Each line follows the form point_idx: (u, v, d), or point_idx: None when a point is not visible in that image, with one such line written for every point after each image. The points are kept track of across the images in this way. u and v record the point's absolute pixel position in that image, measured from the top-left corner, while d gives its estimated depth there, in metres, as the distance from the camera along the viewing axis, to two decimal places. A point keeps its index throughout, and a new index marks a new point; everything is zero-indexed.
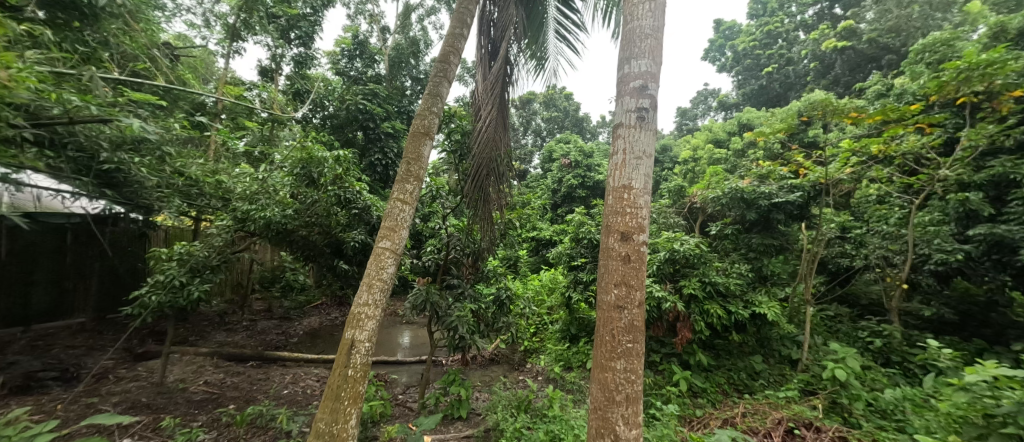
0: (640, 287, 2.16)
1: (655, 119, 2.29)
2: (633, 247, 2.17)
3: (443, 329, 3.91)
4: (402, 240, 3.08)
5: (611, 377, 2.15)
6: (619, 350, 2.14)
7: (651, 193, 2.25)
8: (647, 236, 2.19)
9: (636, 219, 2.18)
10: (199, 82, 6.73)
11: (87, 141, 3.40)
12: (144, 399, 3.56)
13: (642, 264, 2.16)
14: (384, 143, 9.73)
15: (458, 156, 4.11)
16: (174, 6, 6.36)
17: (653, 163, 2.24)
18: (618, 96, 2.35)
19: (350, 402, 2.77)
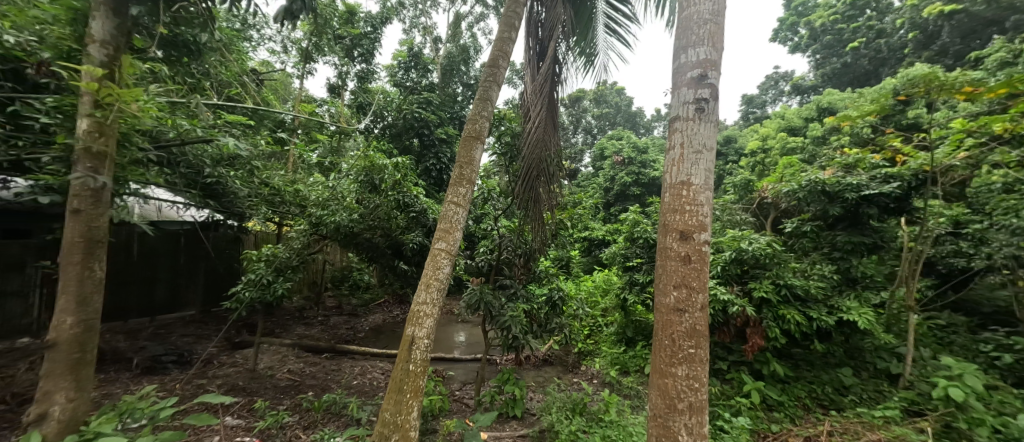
0: (702, 289, 2.04)
1: (716, 110, 2.15)
2: (693, 247, 2.05)
3: (496, 329, 4.00)
4: (456, 241, 3.20)
5: (672, 383, 2.05)
6: (680, 355, 2.04)
7: (713, 189, 2.12)
8: (710, 235, 2.06)
9: (697, 217, 2.06)
10: (279, 101, 7.57)
11: (195, 159, 4.01)
12: (241, 383, 4.07)
13: (704, 265, 2.04)
14: (438, 148, 10.16)
15: (509, 158, 4.18)
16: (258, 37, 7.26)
17: (715, 157, 2.10)
18: (674, 88, 2.24)
19: (411, 395, 2.93)
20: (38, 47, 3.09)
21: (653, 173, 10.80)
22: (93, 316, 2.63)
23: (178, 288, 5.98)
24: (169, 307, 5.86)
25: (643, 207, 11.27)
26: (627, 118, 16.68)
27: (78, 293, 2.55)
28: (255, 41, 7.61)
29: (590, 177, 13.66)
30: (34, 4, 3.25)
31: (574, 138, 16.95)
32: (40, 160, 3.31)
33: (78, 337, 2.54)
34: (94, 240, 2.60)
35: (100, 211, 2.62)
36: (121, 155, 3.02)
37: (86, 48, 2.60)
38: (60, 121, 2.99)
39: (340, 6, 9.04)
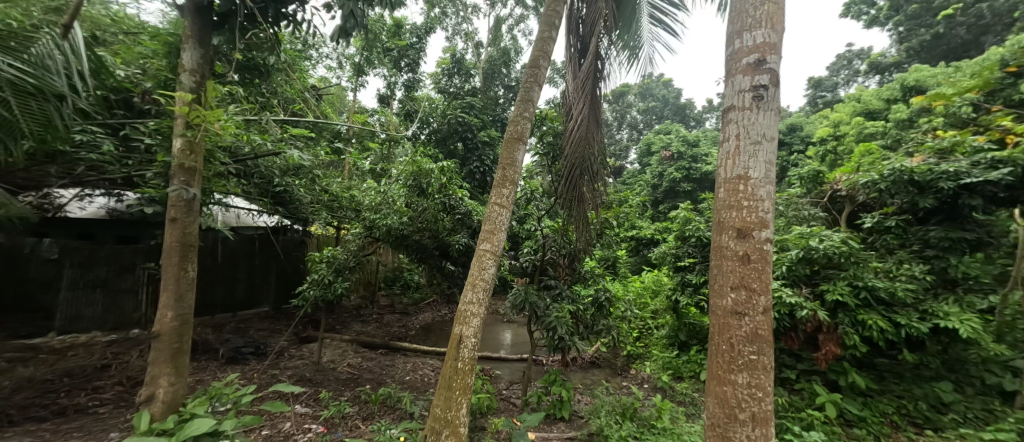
0: (765, 291, 1.88)
1: (778, 96, 1.98)
2: (753, 246, 1.91)
3: (542, 329, 4.00)
4: (501, 242, 3.25)
5: (731, 392, 1.91)
6: (740, 362, 1.90)
7: (775, 183, 1.96)
8: (772, 233, 1.90)
9: (756, 213, 1.91)
10: (335, 113, 8.14)
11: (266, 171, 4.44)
12: (308, 375, 4.43)
13: (766, 265, 1.89)
14: (482, 151, 10.35)
15: (552, 158, 4.16)
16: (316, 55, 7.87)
17: (776, 148, 1.94)
18: (728, 76, 2.11)
19: (460, 393, 3.01)
20: (143, 79, 3.61)
21: (705, 167, 10.20)
22: (188, 311, 2.99)
23: (254, 287, 6.64)
24: (247, 304, 6.53)
25: (695, 204, 10.68)
26: (677, 109, 15.56)
27: (175, 291, 2.92)
28: (314, 59, 8.24)
29: (637, 174, 13.21)
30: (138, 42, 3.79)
31: (621, 134, 16.45)
32: (145, 177, 3.84)
33: (176, 329, 2.91)
34: (187, 244, 2.97)
35: (191, 219, 2.98)
36: (207, 169, 3.43)
37: (179, 76, 2.97)
38: (160, 142, 3.46)
39: (388, 20, 9.54)
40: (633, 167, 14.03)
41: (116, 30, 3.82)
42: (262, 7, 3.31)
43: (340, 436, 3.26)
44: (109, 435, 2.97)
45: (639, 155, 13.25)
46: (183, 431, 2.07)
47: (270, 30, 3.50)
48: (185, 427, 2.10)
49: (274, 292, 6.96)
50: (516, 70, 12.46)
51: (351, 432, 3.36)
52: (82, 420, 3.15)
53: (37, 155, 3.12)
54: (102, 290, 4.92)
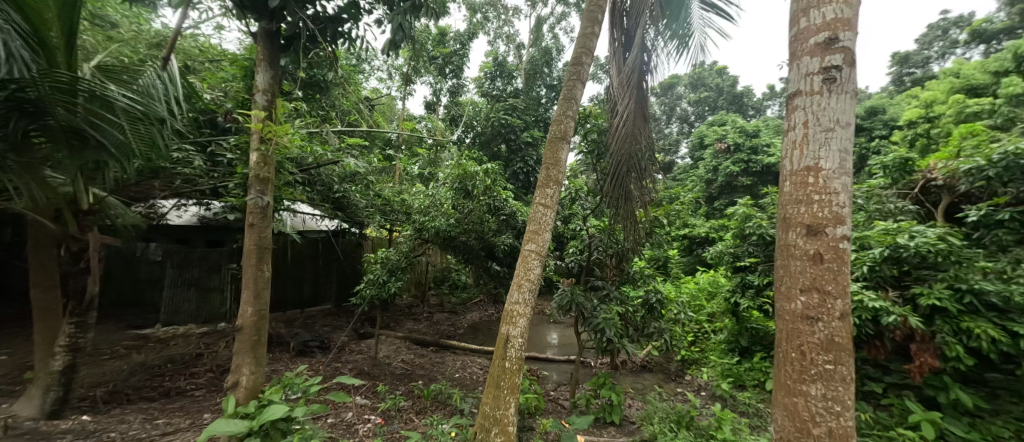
0: (842, 294, 1.66)
1: (853, 77, 1.73)
2: (826, 243, 1.69)
3: (589, 330, 3.92)
4: (546, 242, 3.23)
5: (803, 404, 1.71)
6: (812, 371, 1.69)
7: (852, 174, 1.71)
8: (850, 228, 1.67)
9: (829, 208, 1.69)
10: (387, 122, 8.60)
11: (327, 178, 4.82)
12: (366, 368, 4.72)
13: (844, 265, 1.66)
14: (525, 152, 10.41)
15: (597, 155, 4.12)
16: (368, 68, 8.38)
17: (853, 135, 1.70)
18: (793, 59, 1.89)
19: (508, 392, 3.04)
20: (225, 100, 4.07)
21: (766, 159, 9.42)
22: (265, 307, 3.31)
23: (319, 286, 7.20)
24: (312, 301, 7.10)
25: (755, 200, 9.90)
26: (732, 99, 14.26)
27: (253, 288, 3.24)
28: (366, 72, 8.76)
29: (689, 169, 12.54)
30: (220, 68, 4.30)
31: (669, 128, 15.83)
32: (227, 187, 4.32)
33: (254, 323, 3.23)
34: (262, 247, 3.29)
35: (266, 224, 3.30)
36: (279, 179, 3.79)
37: (255, 96, 3.27)
38: (240, 156, 3.88)
39: (433, 30, 9.92)
40: (685, 162, 13.35)
41: (203, 59, 4.35)
42: (322, 28, 3.57)
43: (395, 428, 3.44)
44: (203, 416, 3.37)
45: (692, 149, 12.55)
46: (261, 417, 2.24)
47: (329, 49, 3.76)
48: (262, 414, 2.27)
49: (337, 291, 7.46)
50: (559, 69, 12.38)
51: (406, 424, 3.53)
52: (182, 402, 3.60)
53: (145, 171, 3.62)
54: (196, 288, 5.60)
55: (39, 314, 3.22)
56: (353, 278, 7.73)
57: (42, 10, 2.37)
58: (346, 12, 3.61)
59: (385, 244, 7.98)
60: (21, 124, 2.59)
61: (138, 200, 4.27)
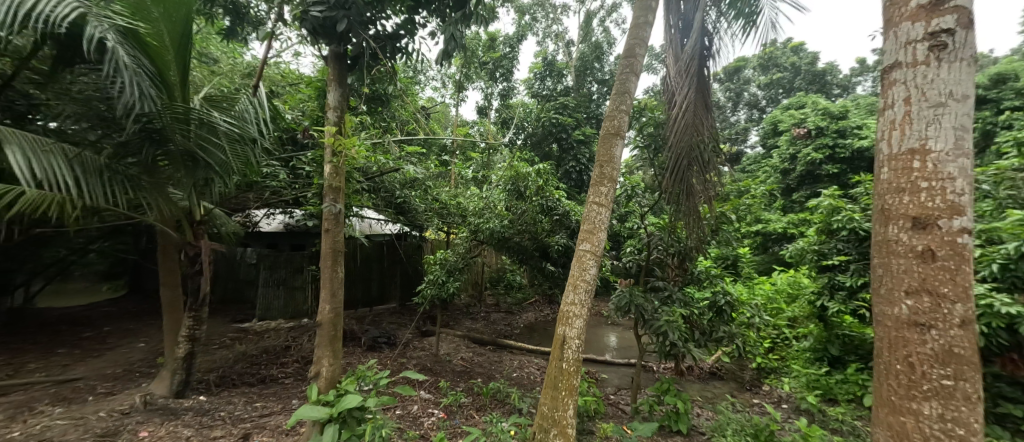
0: (963, 297, 1.35)
1: (971, 41, 1.42)
2: (939, 238, 1.39)
3: (650, 333, 3.77)
4: (601, 242, 3.14)
5: (914, 426, 1.43)
6: (925, 388, 1.40)
7: (972, 154, 1.40)
8: (970, 220, 1.36)
9: (941, 196, 1.40)
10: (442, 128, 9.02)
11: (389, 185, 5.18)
12: (429, 365, 4.94)
13: (965, 263, 1.35)
14: (577, 150, 10.41)
15: (653, 150, 3.99)
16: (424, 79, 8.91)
17: (973, 111, 1.40)
18: (889, 26, 1.61)
19: (567, 393, 3.01)
20: (303, 119, 4.55)
21: (856, 142, 8.30)
22: (340, 305, 3.57)
23: (385, 286, 7.70)
24: (380, 300, 7.63)
25: (843, 190, 8.76)
26: (812, 77, 12.57)
27: (330, 287, 3.54)
28: (421, 83, 9.23)
29: (761, 159, 11.49)
30: (298, 90, 4.82)
31: (736, 116, 14.52)
32: (306, 196, 4.81)
33: (332, 319, 3.51)
34: (337, 250, 3.56)
35: (339, 229, 3.57)
36: (349, 187, 4.12)
37: (326, 114, 3.53)
38: (316, 168, 4.29)
39: (484, 36, 10.18)
40: (756, 151, 12.25)
41: (286, 83, 4.92)
42: (383, 45, 3.82)
43: (457, 423, 3.57)
44: (292, 401, 3.77)
45: (764, 137, 11.46)
46: (339, 405, 2.47)
47: (389, 64, 3.98)
48: (340, 402, 2.51)
49: (400, 291, 7.94)
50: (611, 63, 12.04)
51: (467, 420, 3.65)
52: (275, 388, 4.07)
53: (242, 185, 4.15)
54: (284, 287, 6.29)
55: (167, 309, 3.80)
56: (415, 278, 8.15)
57: (161, 51, 2.89)
58: (403, 29, 3.84)
59: (443, 246, 8.29)
60: (149, 150, 3.11)
61: (237, 210, 4.91)
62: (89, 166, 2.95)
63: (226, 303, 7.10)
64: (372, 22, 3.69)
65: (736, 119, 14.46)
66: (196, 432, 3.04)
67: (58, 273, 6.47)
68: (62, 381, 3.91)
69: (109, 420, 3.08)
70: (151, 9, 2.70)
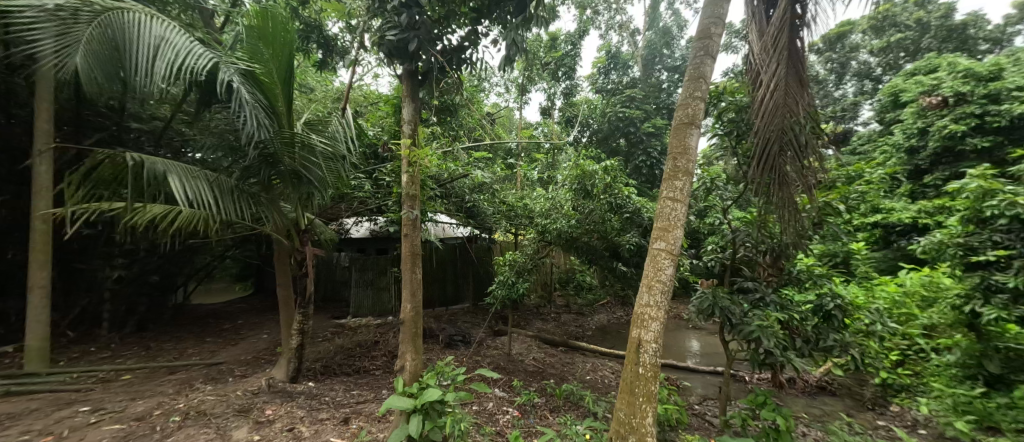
0: None
1: None
2: None
3: (739, 340, 3.45)
4: (678, 240, 2.89)
5: None
6: None
7: None
8: None
9: None
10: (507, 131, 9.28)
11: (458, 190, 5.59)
12: (502, 363, 5.04)
13: None
14: (647, 143, 10.02)
15: (736, 136, 3.61)
16: (488, 85, 9.34)
17: None
18: None
19: (644, 400, 2.83)
20: (383, 134, 5.01)
21: (1012, 107, 6.65)
22: (420, 304, 3.78)
23: (459, 286, 8.09)
24: (455, 300, 8.02)
25: (996, 168, 7.05)
26: (947, 34, 10.20)
27: (410, 287, 3.75)
28: (486, 90, 9.56)
29: (878, 136, 9.76)
30: (378, 108, 5.34)
31: (842, 90, 12.51)
32: (387, 204, 5.25)
33: (413, 317, 3.71)
34: (415, 253, 3.77)
35: (417, 234, 3.78)
36: (423, 195, 4.40)
37: (401, 127, 3.79)
38: (394, 178, 4.67)
39: (545, 37, 10.26)
40: (870, 128, 10.47)
41: (369, 104, 5.50)
42: (449, 58, 4.01)
43: (532, 423, 3.61)
44: (383, 391, 4.15)
45: (879, 111, 9.75)
46: (422, 397, 2.65)
47: (456, 75, 4.16)
48: (423, 394, 2.68)
49: (473, 292, 8.26)
50: (684, 47, 11.30)
51: (541, 420, 3.68)
52: (369, 378, 4.52)
53: (335, 197, 4.67)
54: (371, 287, 6.95)
55: (283, 306, 4.42)
56: (486, 279, 8.47)
57: (271, 86, 3.40)
58: (467, 40, 4.00)
59: (512, 247, 8.48)
60: (265, 172, 3.63)
61: (333, 219, 5.56)
62: (224, 186, 3.50)
63: (328, 301, 8.08)
64: (439, 38, 3.90)
65: (842, 93, 12.45)
66: (307, 413, 3.49)
67: (206, 275, 7.91)
68: (210, 364, 4.77)
69: (244, 398, 3.69)
70: (263, 51, 3.28)
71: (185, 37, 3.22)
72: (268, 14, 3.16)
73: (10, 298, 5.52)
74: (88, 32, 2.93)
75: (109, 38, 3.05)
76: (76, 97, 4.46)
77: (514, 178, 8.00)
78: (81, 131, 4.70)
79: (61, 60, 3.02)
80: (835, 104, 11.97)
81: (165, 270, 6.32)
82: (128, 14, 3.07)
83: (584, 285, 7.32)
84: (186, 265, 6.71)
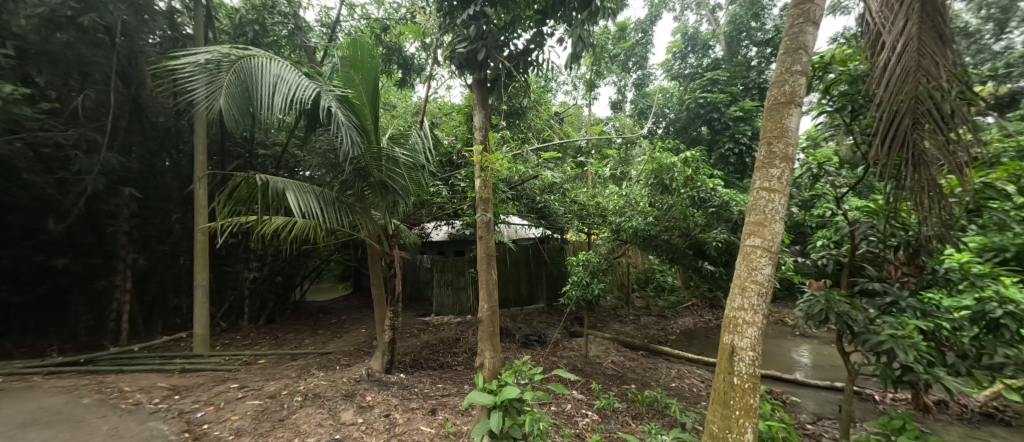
0: None
1: None
2: None
3: (864, 351, 2.93)
4: (777, 235, 2.41)
5: None
6: None
7: None
8: None
9: None
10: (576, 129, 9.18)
11: (529, 191, 5.80)
12: (580, 365, 4.95)
13: None
14: (734, 128, 9.03)
15: (851, 113, 3.04)
16: (556, 84, 9.46)
17: None
18: None
19: (742, 414, 2.39)
20: (458, 142, 5.33)
21: None
22: (496, 304, 3.89)
23: (534, 287, 8.19)
24: (529, 300, 8.12)
25: None
26: None
27: (486, 287, 3.88)
28: (554, 90, 9.55)
29: None
30: (451, 118, 5.71)
31: (1005, 41, 8.78)
32: (462, 208, 5.53)
33: (490, 316, 3.83)
34: (490, 254, 3.88)
35: (491, 236, 3.89)
36: (495, 197, 4.52)
37: (474, 134, 3.93)
38: (468, 183, 4.89)
39: (613, 29, 10.02)
40: None
41: (444, 116, 5.90)
42: (516, 63, 4.09)
43: (613, 429, 3.49)
44: (465, 386, 4.38)
45: None
46: (501, 394, 2.69)
47: (523, 78, 4.21)
48: (501, 392, 2.72)
49: (547, 292, 8.27)
50: (776, 17, 9.99)
51: (623, 427, 3.54)
52: (452, 373, 4.81)
53: (417, 203, 5.03)
54: (452, 287, 7.37)
55: (377, 304, 4.89)
56: (560, 280, 8.43)
57: (361, 108, 3.81)
58: (533, 43, 4.03)
59: (586, 247, 8.29)
60: (358, 184, 4.05)
61: (416, 224, 6.03)
62: (327, 198, 3.97)
63: (416, 300, 8.79)
64: (505, 44, 4.01)
65: (1004, 44, 8.68)
66: (401, 401, 3.83)
67: (318, 276, 9.15)
68: (322, 354, 5.49)
69: (349, 384, 4.17)
70: (355, 77, 3.71)
71: (295, 73, 3.82)
72: (357, 44, 3.58)
73: (183, 295, 7.02)
74: (226, 79, 3.55)
75: (241, 82, 3.64)
76: (221, 133, 5.54)
77: (586, 176, 7.85)
78: (225, 160, 5.81)
79: (209, 103, 3.67)
80: (995, 59, 8.30)
81: (287, 272, 7.47)
82: (254, 60, 3.73)
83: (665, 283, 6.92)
84: (302, 267, 7.84)
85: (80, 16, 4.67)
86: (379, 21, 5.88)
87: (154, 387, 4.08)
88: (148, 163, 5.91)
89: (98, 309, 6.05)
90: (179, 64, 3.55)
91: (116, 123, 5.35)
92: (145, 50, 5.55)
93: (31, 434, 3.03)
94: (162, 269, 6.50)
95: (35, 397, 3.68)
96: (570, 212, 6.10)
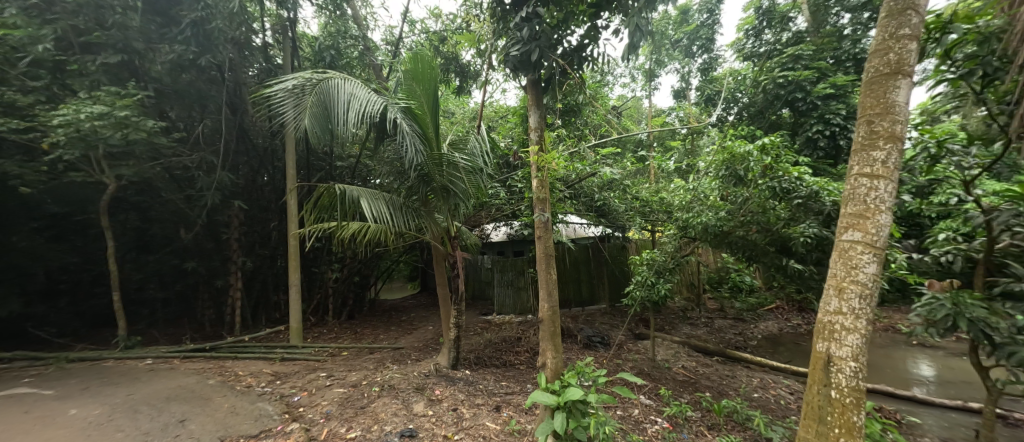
0: None
1: None
2: None
3: (1008, 366, 2.40)
4: (885, 229, 2.05)
5: None
6: None
7: None
8: None
9: None
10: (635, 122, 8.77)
11: (588, 189, 5.70)
12: (646, 369, 4.70)
13: None
14: (824, 108, 7.95)
15: (983, 78, 2.50)
16: (613, 78, 9.11)
17: None
18: None
19: (843, 433, 2.09)
20: (514, 143, 5.40)
21: None
22: (556, 304, 3.85)
23: (595, 286, 8.00)
24: (591, 301, 7.94)
25: None
26: None
27: (546, 287, 3.85)
28: (611, 84, 9.19)
29: None
30: (508, 121, 5.81)
31: None
32: (520, 208, 5.59)
33: (550, 316, 3.79)
34: (548, 254, 3.85)
35: (549, 235, 3.84)
36: (553, 197, 4.50)
37: (529, 135, 3.93)
38: (525, 184, 4.93)
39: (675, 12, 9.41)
40: None
41: (502, 119, 6.04)
42: (570, 60, 4.02)
43: (685, 438, 3.27)
44: (527, 385, 4.41)
45: None
46: (565, 395, 2.65)
47: (578, 75, 4.12)
48: (565, 393, 2.69)
49: (609, 292, 8.04)
50: None
51: (697, 437, 3.31)
52: (515, 372, 4.88)
53: (478, 205, 5.18)
54: (512, 287, 7.49)
55: (443, 302, 5.12)
56: (622, 279, 8.14)
57: (423, 117, 4.00)
58: (587, 38, 3.94)
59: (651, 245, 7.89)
60: (423, 188, 4.28)
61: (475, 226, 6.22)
62: (396, 203, 4.25)
63: (480, 299, 9.07)
64: (559, 42, 3.96)
65: None
66: (466, 397, 3.96)
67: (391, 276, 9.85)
68: (396, 349, 5.90)
69: (420, 378, 4.42)
70: (417, 88, 3.92)
71: (366, 90, 4.14)
72: (417, 57, 3.78)
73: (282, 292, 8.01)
74: (309, 100, 3.96)
75: (321, 102, 4.04)
76: (308, 149, 6.21)
77: (648, 170, 7.49)
78: (311, 173, 6.51)
79: (296, 123, 4.13)
80: None
81: (364, 272, 8.14)
82: (331, 81, 4.11)
83: (742, 282, 6.33)
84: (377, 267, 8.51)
85: (199, 58, 5.53)
86: (436, 33, 6.17)
87: (261, 373, 4.71)
88: (251, 178, 6.85)
89: (218, 304, 7.12)
90: (272, 91, 4.03)
91: (227, 145, 6.29)
92: (247, 82, 6.42)
93: (175, 407, 3.68)
94: (264, 270, 7.47)
95: (175, 376, 4.46)
96: (632, 209, 5.88)
